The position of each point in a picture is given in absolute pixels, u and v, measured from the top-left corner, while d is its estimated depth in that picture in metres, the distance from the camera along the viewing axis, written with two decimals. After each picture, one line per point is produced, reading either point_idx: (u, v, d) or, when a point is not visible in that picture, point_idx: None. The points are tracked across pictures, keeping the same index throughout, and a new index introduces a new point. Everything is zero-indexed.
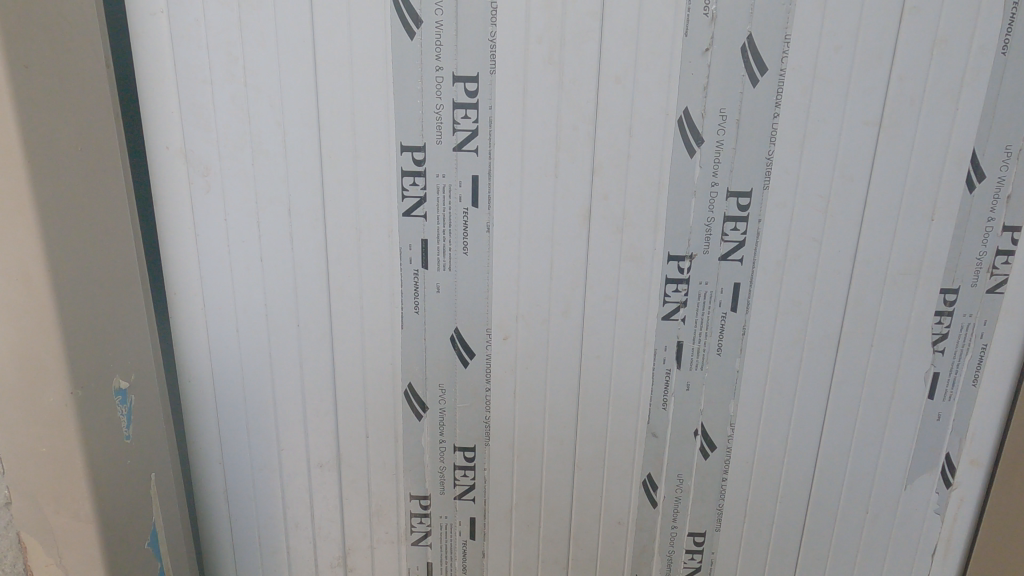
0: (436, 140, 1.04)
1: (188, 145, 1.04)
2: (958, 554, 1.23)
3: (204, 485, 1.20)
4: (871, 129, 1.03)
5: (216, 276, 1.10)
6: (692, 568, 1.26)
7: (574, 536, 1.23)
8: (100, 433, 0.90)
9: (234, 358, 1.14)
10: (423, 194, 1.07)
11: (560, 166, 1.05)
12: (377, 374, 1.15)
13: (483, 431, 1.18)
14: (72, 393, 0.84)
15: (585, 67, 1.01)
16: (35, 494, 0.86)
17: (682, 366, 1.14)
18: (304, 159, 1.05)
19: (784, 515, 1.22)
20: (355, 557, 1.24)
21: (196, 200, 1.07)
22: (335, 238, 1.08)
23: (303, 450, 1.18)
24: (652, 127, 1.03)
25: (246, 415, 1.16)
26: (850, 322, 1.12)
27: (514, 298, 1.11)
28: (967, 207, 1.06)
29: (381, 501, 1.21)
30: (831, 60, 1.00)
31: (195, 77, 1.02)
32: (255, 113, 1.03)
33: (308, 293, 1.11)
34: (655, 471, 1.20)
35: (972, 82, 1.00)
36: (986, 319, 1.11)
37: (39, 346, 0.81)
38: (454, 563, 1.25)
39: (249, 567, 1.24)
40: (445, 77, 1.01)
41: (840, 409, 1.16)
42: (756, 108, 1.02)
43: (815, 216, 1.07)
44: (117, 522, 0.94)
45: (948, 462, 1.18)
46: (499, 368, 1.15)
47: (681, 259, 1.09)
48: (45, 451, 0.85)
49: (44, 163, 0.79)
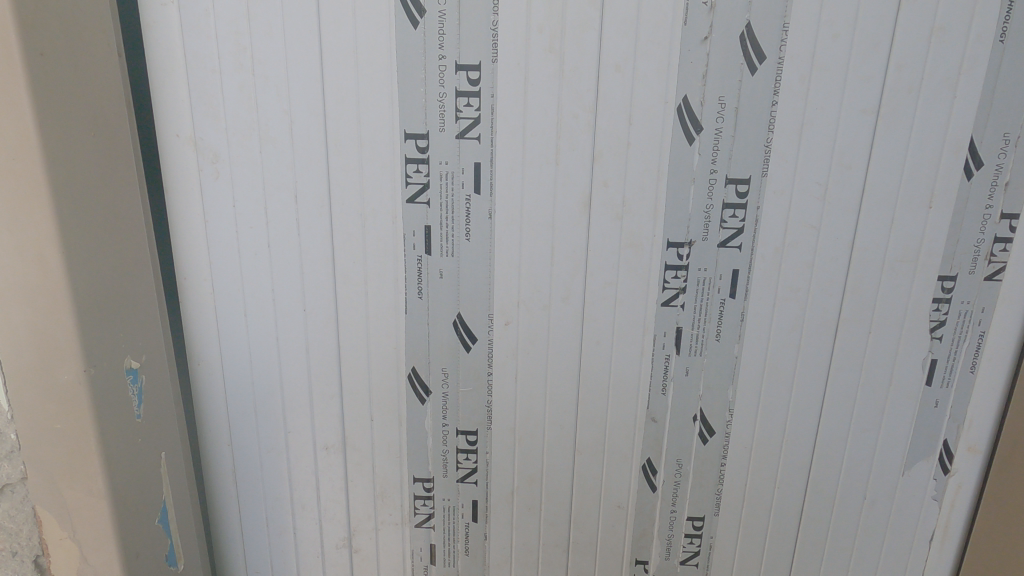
0: (439, 128, 1.06)
1: (198, 133, 1.07)
2: (956, 540, 1.24)
3: (213, 465, 1.23)
4: (868, 117, 1.04)
5: (225, 261, 1.13)
6: (692, 552, 1.28)
7: (575, 519, 1.25)
8: (113, 410, 0.93)
9: (242, 342, 1.17)
10: (426, 180, 1.09)
11: (561, 154, 1.07)
12: (382, 358, 1.17)
13: (485, 415, 1.20)
14: (85, 370, 0.87)
15: (585, 55, 1.02)
16: (50, 471, 0.89)
17: (681, 351, 1.16)
18: (311, 146, 1.07)
19: (783, 501, 1.23)
20: (360, 538, 1.27)
21: (205, 186, 1.09)
22: (340, 224, 1.11)
23: (310, 433, 1.21)
24: (651, 116, 1.05)
25: (254, 397, 1.19)
26: (848, 309, 1.13)
27: (516, 284, 1.13)
28: (965, 195, 1.07)
29: (385, 483, 1.24)
30: (829, 48, 1.01)
31: (205, 66, 1.04)
32: (262, 101, 1.05)
33: (315, 278, 1.13)
34: (655, 455, 1.22)
35: (970, 69, 1.01)
36: (984, 306, 1.12)
37: (53, 325, 0.84)
38: (457, 545, 1.28)
39: (257, 546, 1.27)
40: (448, 65, 1.03)
41: (838, 396, 1.17)
42: (755, 96, 1.03)
43: (813, 203, 1.08)
44: (129, 498, 0.97)
45: (946, 448, 1.19)
46: (500, 353, 1.17)
47: (680, 245, 1.11)
48: (59, 429, 0.88)
49: (59, 149, 0.81)
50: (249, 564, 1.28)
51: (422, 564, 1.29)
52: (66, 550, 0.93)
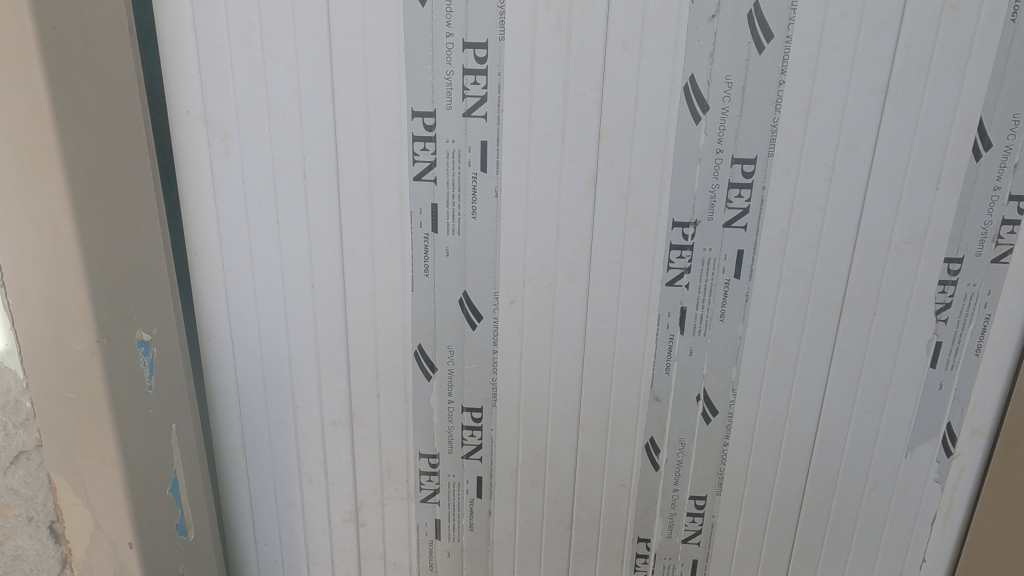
0: (447, 106, 1.07)
1: (208, 109, 1.08)
2: (957, 522, 1.25)
3: (223, 436, 1.25)
4: (876, 97, 1.03)
5: (235, 237, 1.15)
6: (693, 531, 1.29)
7: (578, 496, 1.27)
8: (126, 382, 0.95)
9: (252, 316, 1.19)
10: (433, 158, 1.10)
11: (567, 132, 1.07)
12: (389, 335, 1.19)
13: (491, 392, 1.22)
14: (97, 341, 0.89)
15: (592, 33, 1.02)
16: (65, 439, 0.91)
17: (685, 331, 1.17)
18: (319, 124, 1.08)
19: (785, 480, 1.24)
20: (367, 513, 1.29)
21: (215, 163, 1.11)
22: (348, 201, 1.12)
23: (317, 408, 1.23)
24: (658, 94, 1.05)
25: (263, 371, 1.21)
26: (853, 290, 1.13)
27: (522, 263, 1.14)
28: (973, 177, 1.07)
29: (391, 459, 1.26)
30: (838, 26, 1.00)
31: (215, 43, 1.05)
32: (271, 78, 1.06)
33: (322, 253, 1.15)
34: (658, 435, 1.23)
35: (981, 48, 1.00)
36: (991, 288, 1.12)
37: (67, 295, 0.86)
38: (461, 520, 1.30)
39: (266, 518, 1.30)
40: (455, 43, 1.04)
41: (842, 378, 1.18)
42: (762, 75, 1.03)
43: (820, 183, 1.08)
44: (142, 466, 0.99)
45: (950, 431, 1.20)
46: (505, 331, 1.18)
47: (686, 225, 1.11)
48: (74, 398, 0.90)
49: (72, 122, 0.83)
50: (257, 536, 1.31)
51: (427, 539, 1.31)
52: (80, 515, 0.95)
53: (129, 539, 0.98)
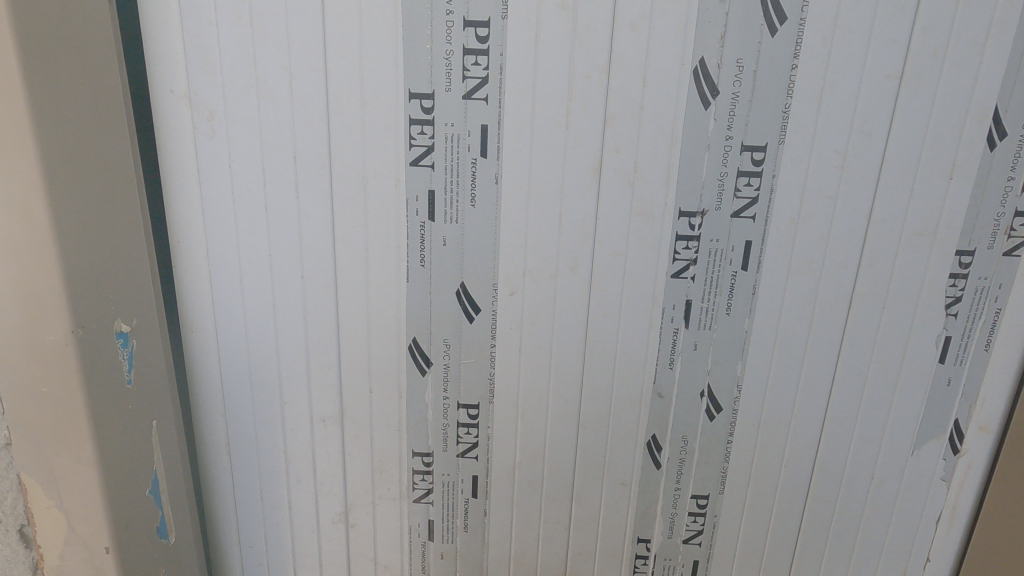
0: (446, 88, 1.02)
1: (193, 89, 1.02)
2: (963, 521, 1.22)
3: (205, 434, 1.19)
4: (891, 83, 1.00)
5: (221, 224, 1.09)
6: (695, 531, 1.25)
7: (577, 496, 1.23)
8: (103, 376, 0.89)
9: (238, 307, 1.13)
10: (431, 142, 1.05)
11: (572, 117, 1.03)
12: (382, 328, 1.14)
13: (488, 388, 1.17)
14: (73, 332, 0.83)
15: (600, 12, 0.98)
16: (36, 437, 0.85)
17: (690, 325, 1.13)
18: (311, 105, 1.03)
19: (789, 478, 1.21)
20: (357, 514, 1.24)
21: (200, 146, 1.05)
22: (340, 187, 1.07)
23: (306, 404, 1.17)
24: (666, 78, 1.01)
25: (249, 366, 1.16)
26: (862, 283, 1.10)
27: (522, 252, 1.10)
28: (986, 167, 1.04)
29: (383, 457, 1.21)
30: (853, 9, 0.97)
31: (201, 17, 0.99)
32: (261, 55, 1.01)
33: (313, 242, 1.09)
34: (661, 432, 1.19)
35: (998, 35, 0.98)
36: (1001, 282, 1.10)
37: (40, 282, 0.80)
38: (455, 521, 1.25)
39: (251, 519, 1.24)
40: (456, 21, 0.99)
41: (849, 373, 1.15)
42: (775, 60, 1.00)
43: (831, 172, 1.05)
44: (120, 465, 0.93)
45: (957, 428, 1.17)
46: (504, 324, 1.13)
47: (693, 215, 1.07)
48: (47, 392, 0.84)
49: (46, 94, 0.77)
50: (242, 539, 1.25)
51: (420, 540, 1.26)
52: (53, 518, 0.89)
53: (106, 542, 0.92)
